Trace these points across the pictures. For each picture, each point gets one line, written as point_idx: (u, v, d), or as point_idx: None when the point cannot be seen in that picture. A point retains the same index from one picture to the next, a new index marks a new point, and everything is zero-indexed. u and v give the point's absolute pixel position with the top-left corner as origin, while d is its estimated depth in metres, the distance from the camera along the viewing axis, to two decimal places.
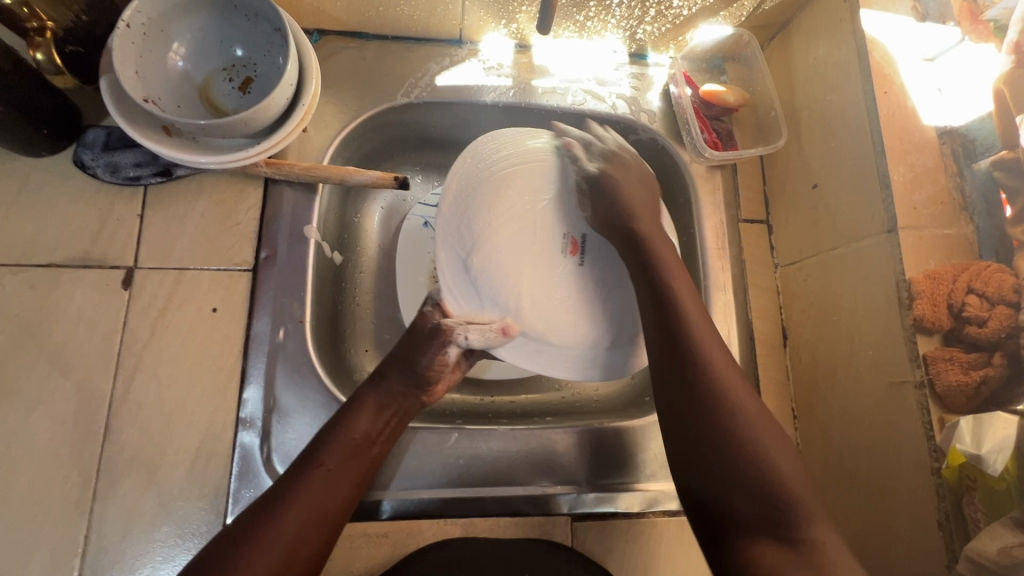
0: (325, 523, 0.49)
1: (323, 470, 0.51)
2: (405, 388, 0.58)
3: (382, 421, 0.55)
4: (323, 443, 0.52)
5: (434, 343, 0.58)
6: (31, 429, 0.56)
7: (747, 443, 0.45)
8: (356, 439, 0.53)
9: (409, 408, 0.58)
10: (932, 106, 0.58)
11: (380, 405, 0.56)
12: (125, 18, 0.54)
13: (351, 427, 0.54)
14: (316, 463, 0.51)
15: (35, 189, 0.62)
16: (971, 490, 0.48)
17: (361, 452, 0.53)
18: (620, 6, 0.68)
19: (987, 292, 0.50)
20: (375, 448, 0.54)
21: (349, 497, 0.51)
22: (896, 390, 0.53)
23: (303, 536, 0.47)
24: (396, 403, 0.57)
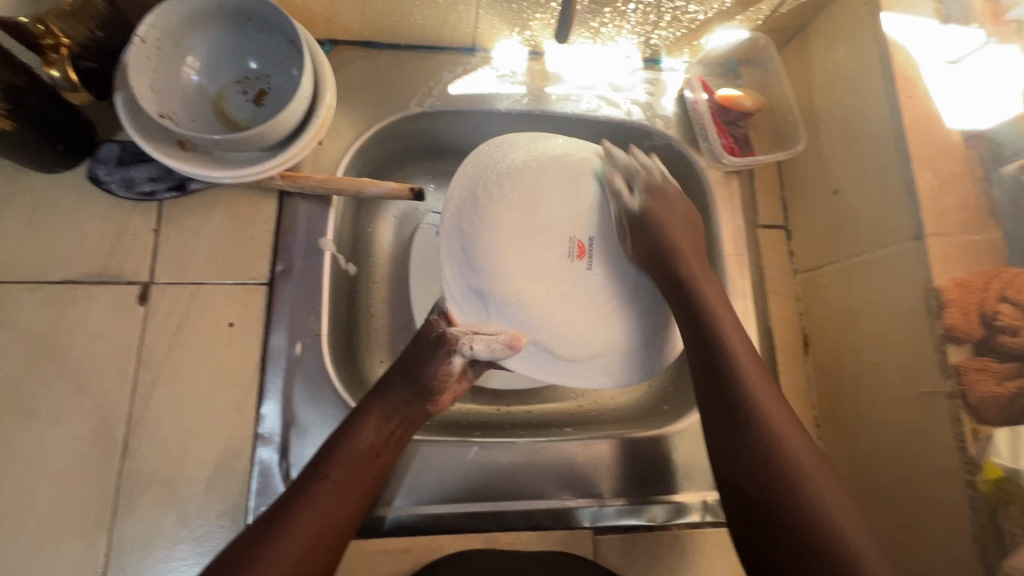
0: (333, 536, 0.49)
1: (329, 483, 0.50)
2: (409, 398, 0.57)
3: (387, 432, 0.55)
4: (330, 455, 0.52)
5: (440, 353, 0.58)
6: (50, 448, 0.56)
7: (769, 428, 0.49)
8: (362, 450, 0.53)
9: (412, 418, 0.58)
10: (956, 110, 0.57)
11: (384, 415, 0.56)
12: (139, 33, 0.54)
13: (355, 439, 0.53)
14: (322, 476, 0.51)
15: (50, 205, 0.61)
16: (1008, 504, 0.46)
17: (366, 464, 0.53)
18: (636, 12, 0.67)
19: (1021, 301, 0.49)
20: (381, 458, 0.54)
21: (355, 508, 0.51)
22: (926, 401, 0.52)
23: (309, 550, 0.47)
24: (401, 413, 0.57)
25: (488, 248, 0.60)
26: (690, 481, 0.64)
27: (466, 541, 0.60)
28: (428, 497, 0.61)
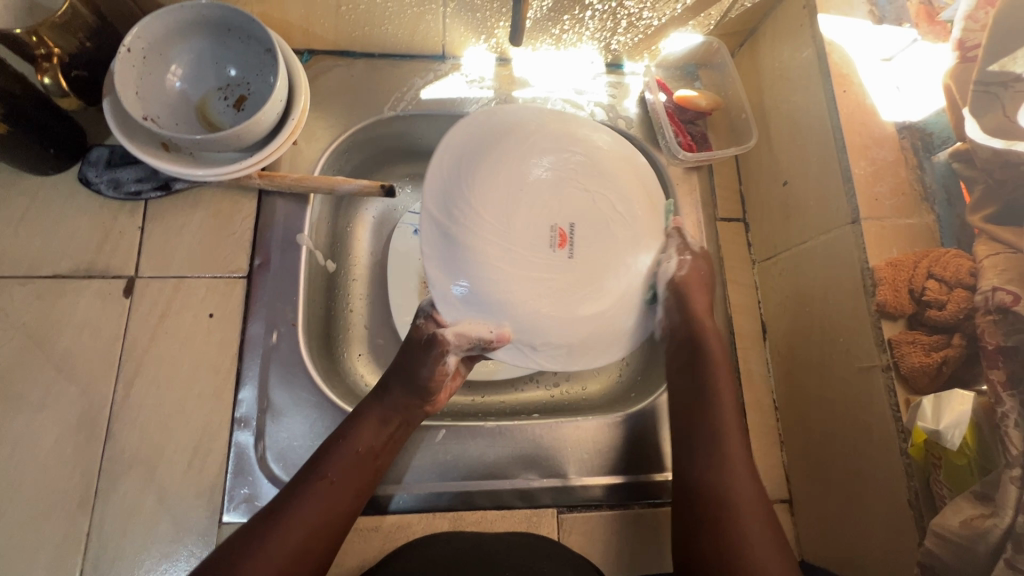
0: (327, 534, 0.52)
1: (326, 482, 0.54)
2: (407, 403, 0.59)
3: (385, 434, 0.58)
4: (327, 454, 0.55)
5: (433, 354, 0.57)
6: (37, 432, 0.59)
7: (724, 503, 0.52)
8: (360, 452, 0.56)
9: (410, 421, 0.60)
10: (891, 102, 0.61)
11: (382, 418, 0.58)
12: (125, 43, 0.58)
13: (354, 441, 0.56)
14: (320, 475, 0.54)
15: (42, 205, 0.65)
16: (937, 467, 0.48)
17: (364, 465, 0.56)
18: (593, 19, 0.71)
19: (945, 277, 0.52)
20: (378, 461, 0.57)
21: (351, 507, 0.54)
22: (865, 374, 0.55)
23: (307, 542, 0.51)
24: (399, 416, 0.59)
25: (474, 250, 0.59)
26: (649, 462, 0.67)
27: (436, 519, 0.62)
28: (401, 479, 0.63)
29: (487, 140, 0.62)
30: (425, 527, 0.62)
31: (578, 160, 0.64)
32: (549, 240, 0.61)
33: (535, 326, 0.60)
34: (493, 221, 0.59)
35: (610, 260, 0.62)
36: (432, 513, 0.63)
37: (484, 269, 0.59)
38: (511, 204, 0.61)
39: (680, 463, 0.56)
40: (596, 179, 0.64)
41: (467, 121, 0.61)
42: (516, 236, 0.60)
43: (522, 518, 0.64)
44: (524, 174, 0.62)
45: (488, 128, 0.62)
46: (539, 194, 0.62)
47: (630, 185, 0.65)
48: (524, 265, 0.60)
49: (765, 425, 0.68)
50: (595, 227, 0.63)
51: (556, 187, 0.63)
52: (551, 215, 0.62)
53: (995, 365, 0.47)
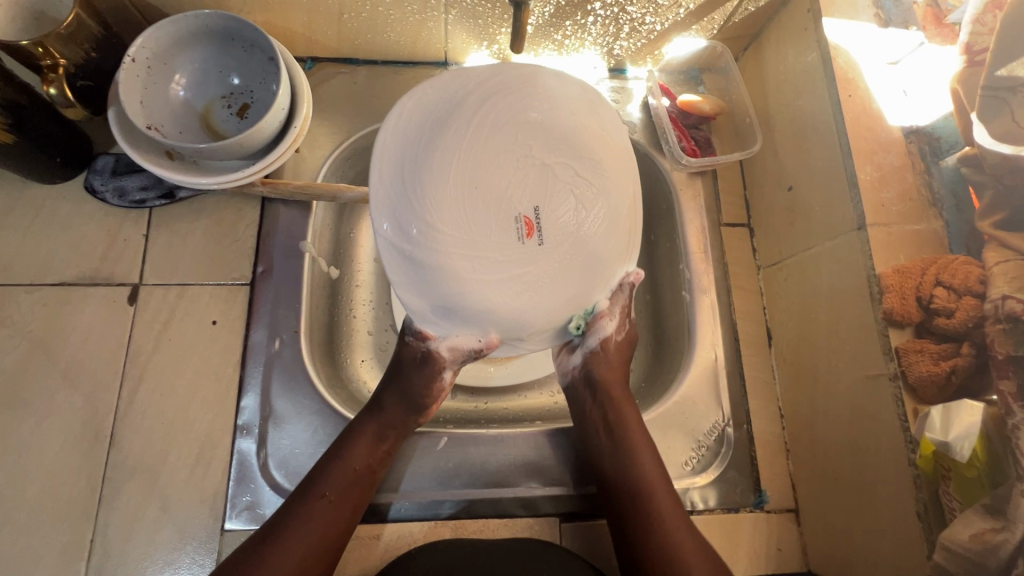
0: (328, 551, 0.53)
1: (324, 501, 0.54)
2: (403, 417, 0.59)
3: (381, 451, 0.58)
4: (322, 474, 0.55)
5: (431, 368, 0.56)
6: (43, 438, 0.60)
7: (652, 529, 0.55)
8: (356, 470, 0.56)
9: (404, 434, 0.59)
10: (897, 107, 0.60)
11: (377, 435, 0.58)
12: (130, 53, 0.59)
13: (348, 460, 0.56)
14: (317, 494, 0.54)
15: (49, 214, 0.66)
16: (946, 479, 0.48)
17: (362, 482, 0.56)
18: (595, 24, 0.71)
19: (954, 284, 0.51)
20: (376, 476, 0.58)
21: (352, 522, 0.55)
22: (872, 383, 0.54)
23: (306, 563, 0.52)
24: (394, 432, 0.58)
25: (438, 259, 0.52)
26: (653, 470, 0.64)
27: (438, 528, 0.62)
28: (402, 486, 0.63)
29: (430, 126, 0.53)
30: (426, 535, 0.62)
31: (534, 121, 0.55)
32: (516, 230, 0.54)
33: (519, 327, 0.55)
34: (451, 218, 0.52)
35: (587, 230, 0.55)
36: (434, 521, 0.62)
37: (454, 277, 0.52)
38: (466, 191, 0.53)
39: (593, 456, 0.61)
40: (556, 141, 0.55)
41: (399, 117, 0.53)
42: (479, 222, 0.53)
43: (523, 526, 0.63)
44: (476, 153, 0.53)
45: (422, 113, 0.53)
46: (496, 173, 0.54)
47: (594, 136, 0.56)
48: (499, 256, 0.53)
49: (771, 433, 0.67)
50: (565, 196, 0.55)
51: (518, 156, 0.54)
52: (516, 190, 0.54)
53: (1005, 375, 0.47)
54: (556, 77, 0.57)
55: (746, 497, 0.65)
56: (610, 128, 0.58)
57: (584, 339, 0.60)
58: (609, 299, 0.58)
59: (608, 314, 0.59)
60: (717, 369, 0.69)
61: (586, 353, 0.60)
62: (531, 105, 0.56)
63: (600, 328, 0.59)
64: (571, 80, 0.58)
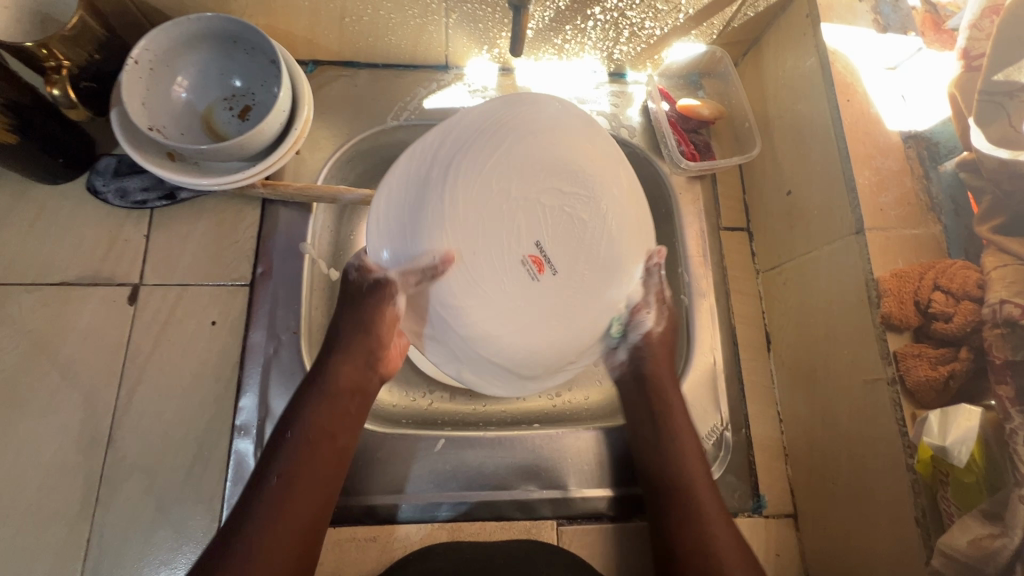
0: (302, 537, 0.49)
1: (280, 481, 0.50)
2: (354, 368, 0.57)
3: (338, 408, 0.55)
4: (278, 445, 0.52)
5: (380, 301, 0.55)
6: (41, 437, 0.60)
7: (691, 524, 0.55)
8: (311, 437, 0.53)
9: (364, 390, 0.57)
10: (895, 112, 0.61)
11: (327, 395, 0.55)
12: (133, 55, 0.59)
13: (307, 424, 0.53)
14: (271, 473, 0.50)
15: (51, 214, 0.66)
16: (944, 484, 0.48)
17: (320, 450, 0.53)
18: (595, 29, 0.71)
19: (952, 288, 0.50)
20: (338, 441, 0.54)
21: (320, 501, 0.51)
22: (870, 388, 0.54)
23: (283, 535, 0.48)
24: (344, 386, 0.56)
25: (462, 321, 0.53)
26: None
27: (434, 530, 0.62)
28: (399, 488, 0.63)
29: (412, 205, 0.52)
30: (423, 538, 0.62)
31: (511, 157, 0.53)
32: (526, 271, 0.53)
33: (555, 360, 0.56)
34: (463, 286, 0.52)
35: (595, 248, 0.55)
36: (431, 524, 0.62)
37: (481, 334, 0.53)
38: (473, 251, 0.52)
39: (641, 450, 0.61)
40: (542, 174, 0.54)
41: (380, 199, 0.54)
42: (495, 272, 0.52)
43: (520, 530, 0.63)
44: (468, 211, 0.51)
45: (398, 189, 0.53)
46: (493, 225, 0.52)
47: (573, 153, 0.55)
48: (525, 302, 0.53)
49: (768, 437, 0.67)
50: (568, 222, 0.54)
51: (515, 196, 0.53)
52: (521, 233, 0.53)
53: (1003, 379, 0.46)
54: (518, 108, 0.55)
55: (744, 502, 0.64)
56: (582, 130, 0.56)
57: (624, 338, 0.61)
58: (642, 288, 0.59)
59: (647, 310, 0.60)
60: (716, 373, 0.68)
61: (631, 349, 0.62)
62: (506, 143, 0.53)
63: (641, 323, 0.60)
64: (536, 104, 0.56)
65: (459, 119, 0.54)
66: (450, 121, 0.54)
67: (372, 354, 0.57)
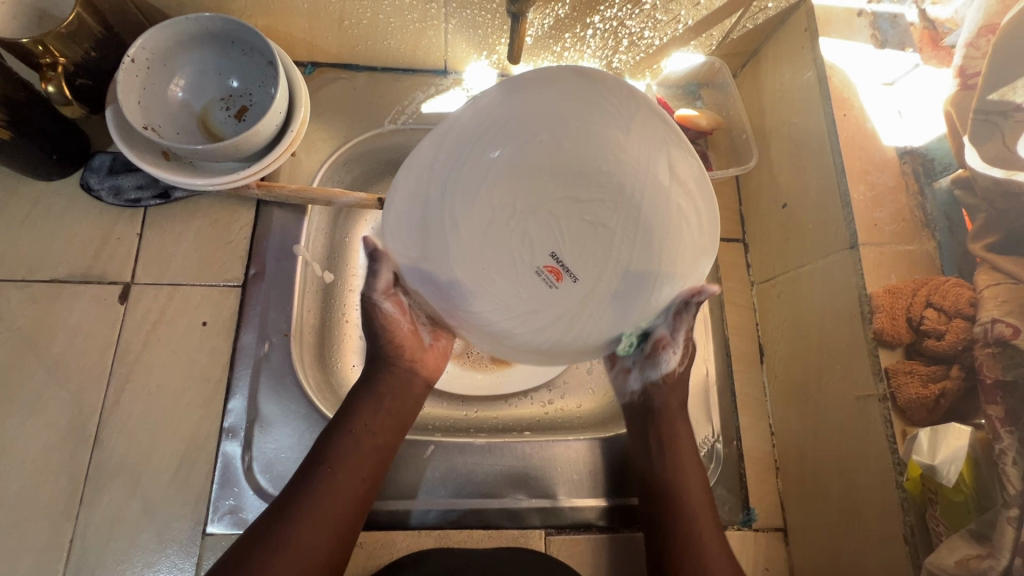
0: (339, 525, 0.50)
1: (328, 470, 0.51)
2: (395, 369, 0.57)
3: (380, 408, 0.55)
4: (324, 440, 0.53)
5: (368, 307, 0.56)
6: (27, 435, 0.59)
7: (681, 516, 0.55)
8: (361, 434, 0.54)
9: (405, 391, 0.57)
10: (892, 128, 0.61)
11: (376, 398, 0.56)
12: (129, 54, 0.59)
13: (354, 424, 0.54)
14: (322, 463, 0.52)
15: (43, 210, 0.66)
16: (933, 503, 0.48)
17: (369, 448, 0.54)
18: (594, 37, 0.71)
19: (945, 306, 0.51)
20: (385, 440, 0.55)
21: (359, 495, 0.52)
22: (862, 404, 0.54)
23: (317, 533, 0.49)
24: (389, 387, 0.56)
25: (481, 320, 0.57)
26: None
27: (422, 538, 0.61)
28: (389, 494, 0.63)
29: (422, 223, 0.56)
30: (410, 545, 0.61)
31: (518, 169, 0.56)
32: (546, 274, 0.56)
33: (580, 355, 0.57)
34: (476, 291, 0.57)
35: (619, 249, 0.55)
36: (418, 530, 0.62)
37: (503, 330, 0.57)
38: (487, 255, 0.57)
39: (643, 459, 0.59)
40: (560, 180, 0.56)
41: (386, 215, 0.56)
42: (515, 274, 0.57)
43: (508, 539, 0.62)
44: (474, 220, 0.57)
45: (405, 208, 0.55)
46: (508, 230, 0.57)
47: (591, 155, 0.55)
48: (546, 304, 0.56)
49: (760, 449, 0.67)
50: (587, 229, 0.56)
51: (531, 203, 0.56)
52: (539, 237, 0.57)
53: (993, 400, 0.46)
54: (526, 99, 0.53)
55: (734, 515, 0.64)
56: (618, 119, 0.52)
57: (641, 368, 0.58)
58: (671, 328, 0.53)
59: (671, 349, 0.55)
60: (708, 384, 0.68)
61: (645, 382, 0.58)
62: (512, 154, 0.56)
63: (662, 362, 0.56)
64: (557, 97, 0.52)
65: (479, 111, 0.53)
66: (469, 117, 0.53)
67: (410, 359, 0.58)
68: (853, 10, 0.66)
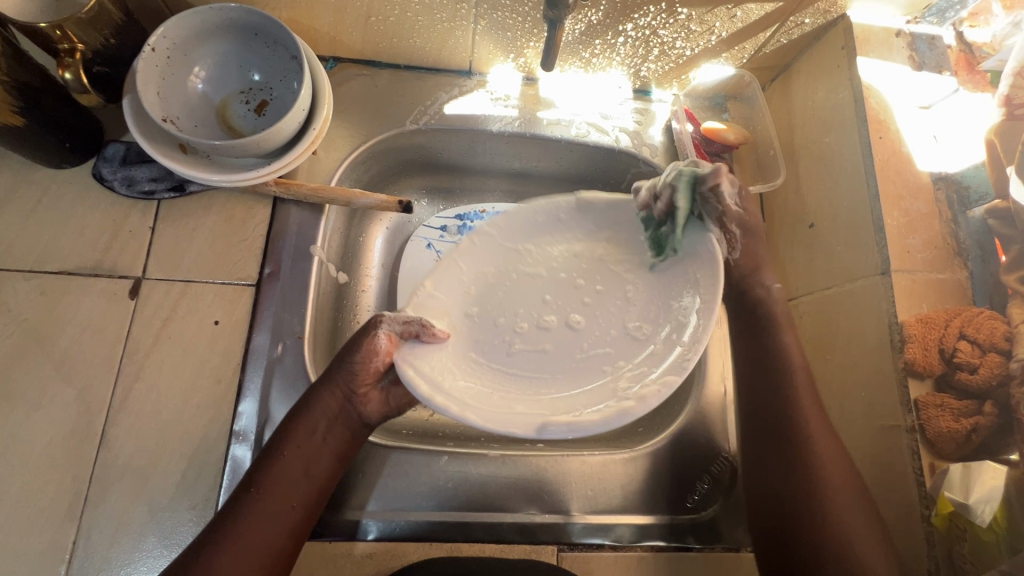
0: (267, 555, 0.48)
1: (256, 497, 0.49)
2: (334, 398, 0.53)
3: (317, 436, 0.52)
4: (260, 465, 0.51)
5: (363, 336, 0.51)
6: (31, 431, 0.58)
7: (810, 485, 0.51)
8: (288, 460, 0.51)
9: (343, 420, 0.53)
10: (927, 152, 0.60)
11: (309, 424, 0.52)
12: (150, 43, 0.57)
13: (286, 448, 0.51)
14: (252, 488, 0.49)
15: (53, 199, 0.64)
16: (961, 540, 0.48)
17: (298, 473, 0.51)
18: (625, 45, 0.70)
19: (978, 339, 0.50)
20: (318, 467, 0.52)
21: (289, 522, 0.50)
22: (888, 434, 0.53)
23: (247, 563, 0.47)
24: (322, 415, 0.52)
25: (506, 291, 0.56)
26: (657, 504, 0.64)
27: (433, 549, 0.60)
28: (398, 504, 0.61)
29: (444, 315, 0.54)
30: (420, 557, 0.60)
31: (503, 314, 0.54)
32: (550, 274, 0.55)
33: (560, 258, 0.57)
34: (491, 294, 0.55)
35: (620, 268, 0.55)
36: (428, 542, 0.60)
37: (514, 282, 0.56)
38: (479, 289, 0.56)
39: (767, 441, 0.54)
40: (599, 387, 0.50)
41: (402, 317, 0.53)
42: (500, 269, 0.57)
43: (520, 552, 0.61)
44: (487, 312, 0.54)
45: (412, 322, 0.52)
46: (529, 355, 0.53)
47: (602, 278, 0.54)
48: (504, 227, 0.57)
49: None
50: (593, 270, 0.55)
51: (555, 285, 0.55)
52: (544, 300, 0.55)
53: None
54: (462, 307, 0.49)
55: None
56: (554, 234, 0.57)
57: None
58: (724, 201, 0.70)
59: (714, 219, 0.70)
60: None
61: None
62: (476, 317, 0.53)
63: None
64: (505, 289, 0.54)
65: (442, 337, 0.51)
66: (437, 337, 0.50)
67: (351, 390, 0.53)
68: (892, 30, 0.65)
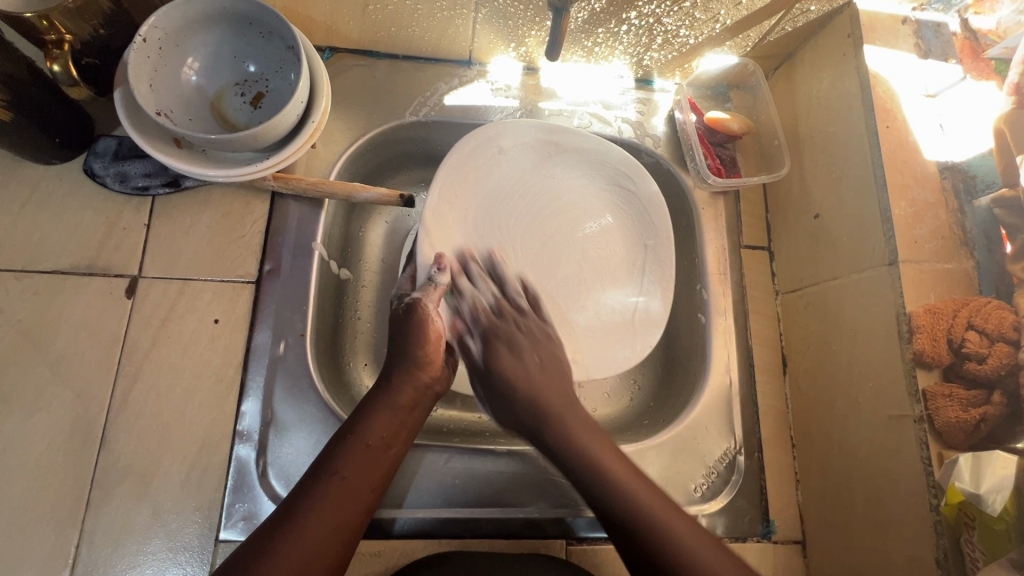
0: (346, 533, 0.47)
1: (338, 479, 0.48)
2: (417, 387, 0.56)
3: (398, 422, 0.54)
4: (335, 451, 0.50)
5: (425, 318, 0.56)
6: (28, 435, 0.56)
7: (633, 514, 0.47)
8: (371, 444, 0.51)
9: (421, 407, 0.56)
10: (934, 141, 0.60)
11: (392, 407, 0.54)
12: (141, 32, 0.55)
13: (366, 436, 0.51)
14: (330, 471, 0.49)
15: (43, 197, 0.62)
16: (970, 528, 0.48)
17: (378, 457, 0.51)
18: (628, 34, 0.68)
19: (987, 328, 0.51)
20: (393, 450, 0.52)
21: (366, 503, 0.49)
22: (896, 424, 0.53)
23: (325, 545, 0.45)
24: (405, 402, 0.55)
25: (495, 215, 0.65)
26: None
27: (441, 546, 0.60)
28: (401, 501, 0.61)
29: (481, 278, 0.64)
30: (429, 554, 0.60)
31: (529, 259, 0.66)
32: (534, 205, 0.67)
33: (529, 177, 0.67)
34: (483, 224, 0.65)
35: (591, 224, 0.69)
36: (437, 539, 0.60)
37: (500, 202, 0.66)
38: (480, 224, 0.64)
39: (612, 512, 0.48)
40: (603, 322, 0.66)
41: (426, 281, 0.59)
42: (502, 210, 0.66)
43: (529, 547, 0.61)
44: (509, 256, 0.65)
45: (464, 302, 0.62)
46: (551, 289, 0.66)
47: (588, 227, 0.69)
48: (501, 177, 0.66)
49: (781, 463, 0.65)
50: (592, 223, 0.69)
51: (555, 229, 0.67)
52: (541, 249, 0.67)
53: None
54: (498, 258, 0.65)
55: (754, 528, 0.62)
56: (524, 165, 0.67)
57: (695, 162, 0.72)
58: (723, 157, 0.74)
59: (714, 163, 0.73)
60: (731, 394, 0.67)
61: (699, 170, 0.72)
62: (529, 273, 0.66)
63: (706, 159, 0.72)
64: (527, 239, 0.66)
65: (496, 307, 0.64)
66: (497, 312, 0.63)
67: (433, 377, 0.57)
68: (898, 17, 0.64)
